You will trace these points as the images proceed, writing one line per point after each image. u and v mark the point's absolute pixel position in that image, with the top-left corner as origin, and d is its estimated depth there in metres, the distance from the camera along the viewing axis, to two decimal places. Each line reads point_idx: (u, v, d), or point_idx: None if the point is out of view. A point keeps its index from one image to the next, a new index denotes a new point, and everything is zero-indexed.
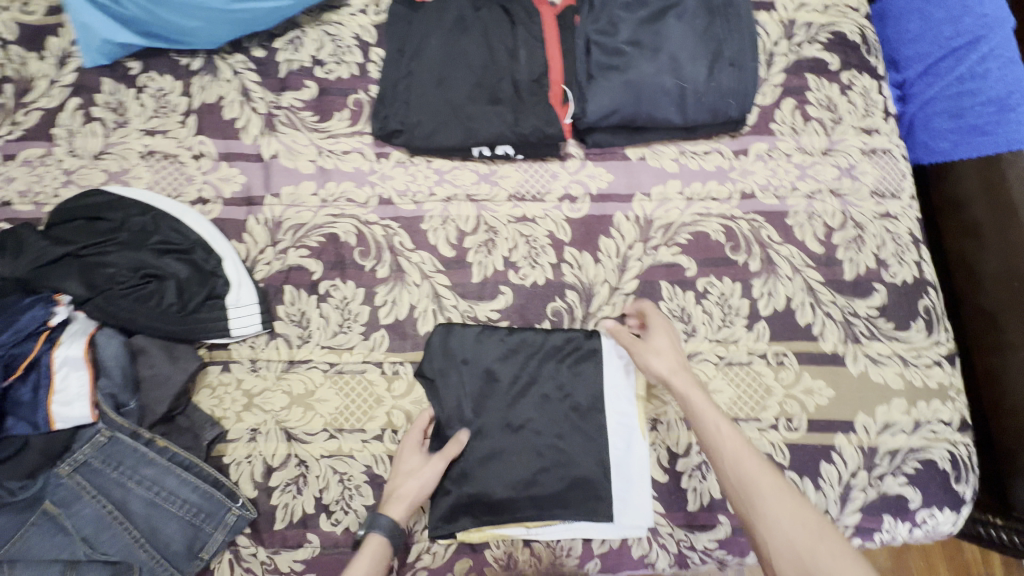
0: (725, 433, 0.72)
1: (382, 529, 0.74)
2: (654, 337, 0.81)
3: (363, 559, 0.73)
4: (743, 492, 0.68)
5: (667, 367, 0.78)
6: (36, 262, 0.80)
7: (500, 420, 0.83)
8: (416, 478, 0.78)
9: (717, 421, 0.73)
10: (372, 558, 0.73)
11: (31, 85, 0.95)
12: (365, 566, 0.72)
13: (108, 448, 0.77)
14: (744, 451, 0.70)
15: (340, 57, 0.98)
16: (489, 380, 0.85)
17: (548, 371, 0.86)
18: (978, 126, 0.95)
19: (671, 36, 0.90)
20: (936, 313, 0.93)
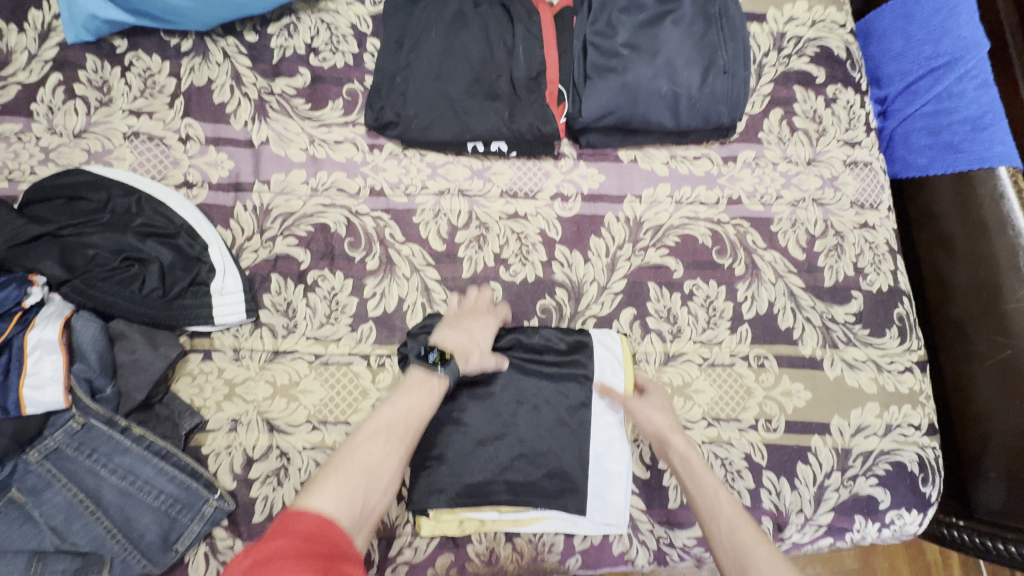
0: (720, 497, 0.72)
1: (450, 373, 0.74)
2: (646, 399, 0.84)
3: (434, 387, 0.73)
4: (732, 555, 0.67)
5: (667, 426, 0.81)
6: (10, 240, 0.77)
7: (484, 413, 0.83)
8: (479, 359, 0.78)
9: (709, 484, 0.74)
10: (438, 391, 0.73)
11: (9, 58, 0.92)
12: (434, 395, 0.72)
13: (81, 435, 0.74)
14: (735, 516, 0.70)
15: (335, 45, 0.97)
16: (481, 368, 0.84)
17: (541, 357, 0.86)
18: (954, 144, 1.00)
19: (668, 41, 0.91)
20: (909, 321, 0.97)
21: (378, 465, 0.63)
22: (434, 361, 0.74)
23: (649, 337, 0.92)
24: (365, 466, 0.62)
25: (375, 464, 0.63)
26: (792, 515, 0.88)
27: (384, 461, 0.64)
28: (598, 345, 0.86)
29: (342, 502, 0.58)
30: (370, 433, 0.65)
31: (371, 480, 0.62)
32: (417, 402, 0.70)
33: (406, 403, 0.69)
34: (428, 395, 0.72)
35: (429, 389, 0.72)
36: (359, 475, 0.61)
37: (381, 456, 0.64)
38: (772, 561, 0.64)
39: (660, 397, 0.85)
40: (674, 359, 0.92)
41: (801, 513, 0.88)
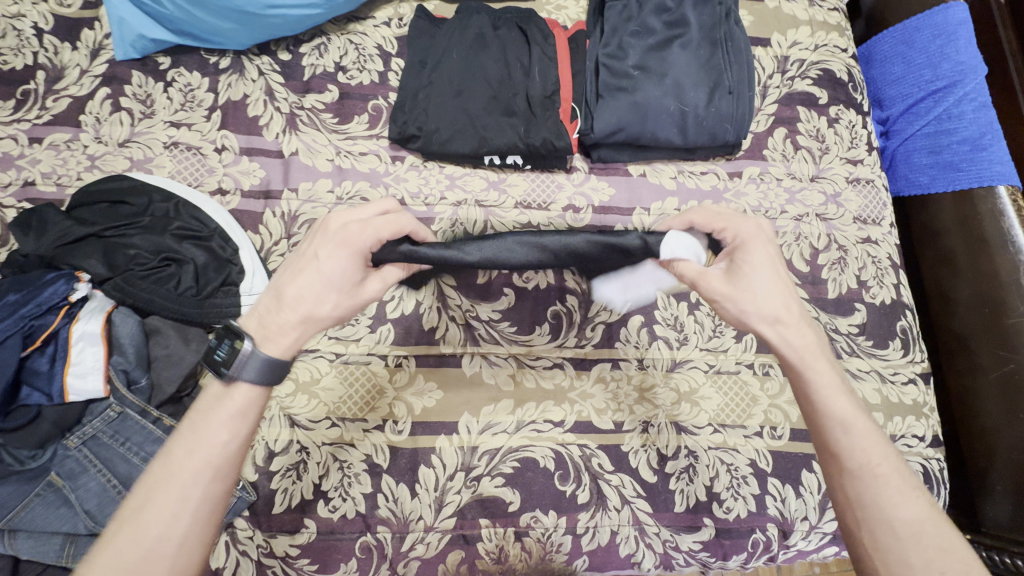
0: (842, 407, 0.64)
1: (263, 355, 0.60)
2: (739, 270, 0.67)
3: (229, 408, 0.60)
4: (853, 469, 0.62)
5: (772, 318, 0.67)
6: (59, 240, 0.83)
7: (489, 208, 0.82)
8: (333, 305, 0.63)
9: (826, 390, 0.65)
10: (235, 411, 0.60)
11: (62, 73, 0.99)
12: (224, 420, 0.60)
13: (117, 424, 0.78)
14: (860, 429, 0.63)
15: (363, 64, 1.04)
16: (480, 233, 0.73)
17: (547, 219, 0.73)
18: (954, 163, 1.03)
19: (676, 63, 0.96)
20: (912, 333, 0.99)
21: (155, 536, 0.55)
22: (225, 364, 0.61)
23: (657, 344, 0.95)
24: (138, 541, 0.55)
25: (153, 535, 0.55)
26: (797, 522, 0.90)
27: (165, 528, 0.55)
28: (678, 236, 0.69)
29: None
30: (141, 501, 0.56)
31: (140, 566, 0.54)
32: (203, 441, 0.58)
33: (191, 438, 0.59)
34: (214, 424, 0.59)
35: (218, 414, 0.60)
36: (138, 546, 0.54)
37: (158, 521, 0.55)
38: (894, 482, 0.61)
39: (757, 259, 0.67)
40: (680, 365, 0.95)
41: (805, 521, 0.90)
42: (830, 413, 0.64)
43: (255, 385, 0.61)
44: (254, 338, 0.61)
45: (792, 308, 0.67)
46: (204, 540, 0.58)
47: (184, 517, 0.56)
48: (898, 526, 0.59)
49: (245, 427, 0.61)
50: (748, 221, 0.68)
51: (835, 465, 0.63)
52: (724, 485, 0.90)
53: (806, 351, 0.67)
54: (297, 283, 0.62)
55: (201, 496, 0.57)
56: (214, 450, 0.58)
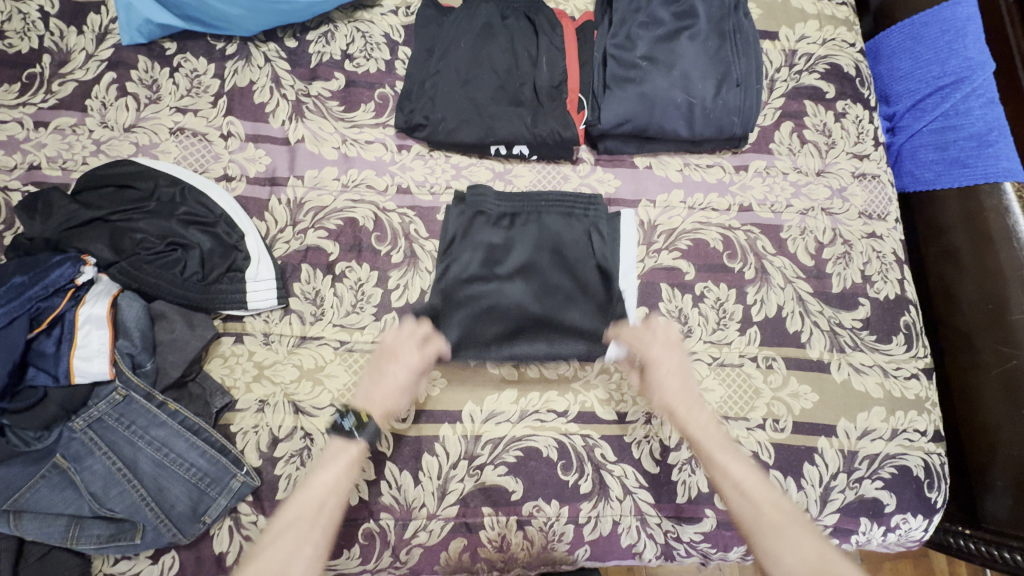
0: (731, 458, 0.81)
1: (369, 436, 0.80)
2: (659, 356, 0.87)
3: (343, 461, 0.79)
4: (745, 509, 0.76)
5: (674, 393, 0.85)
6: (65, 224, 0.83)
7: (529, 217, 0.94)
8: (405, 398, 0.85)
9: (717, 450, 0.82)
10: (346, 463, 0.79)
11: (68, 57, 0.99)
12: (337, 466, 0.79)
13: (122, 407, 0.78)
14: (746, 474, 0.79)
15: (369, 52, 1.03)
16: (492, 282, 0.90)
17: (534, 304, 0.89)
18: (960, 159, 1.03)
19: (684, 55, 0.96)
20: (916, 329, 0.99)
21: (285, 558, 0.70)
22: (347, 424, 0.81)
23: None
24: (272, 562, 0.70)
25: (283, 554, 0.71)
26: None
27: (295, 548, 0.71)
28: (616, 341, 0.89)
29: None
30: (285, 526, 0.74)
31: None
32: (319, 479, 0.77)
33: (319, 479, 0.77)
34: (330, 469, 0.78)
35: (332, 462, 0.79)
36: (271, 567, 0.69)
37: (286, 543, 0.72)
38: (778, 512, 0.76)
39: (662, 350, 0.88)
40: None
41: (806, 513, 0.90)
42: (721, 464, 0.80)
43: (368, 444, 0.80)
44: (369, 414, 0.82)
45: (684, 401, 0.85)
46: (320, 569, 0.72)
47: (312, 542, 0.73)
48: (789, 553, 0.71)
49: (350, 478, 0.79)
50: (656, 342, 0.88)
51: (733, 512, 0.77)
52: None
53: (699, 415, 0.84)
54: (377, 393, 0.83)
55: (324, 528, 0.74)
56: (333, 489, 0.77)
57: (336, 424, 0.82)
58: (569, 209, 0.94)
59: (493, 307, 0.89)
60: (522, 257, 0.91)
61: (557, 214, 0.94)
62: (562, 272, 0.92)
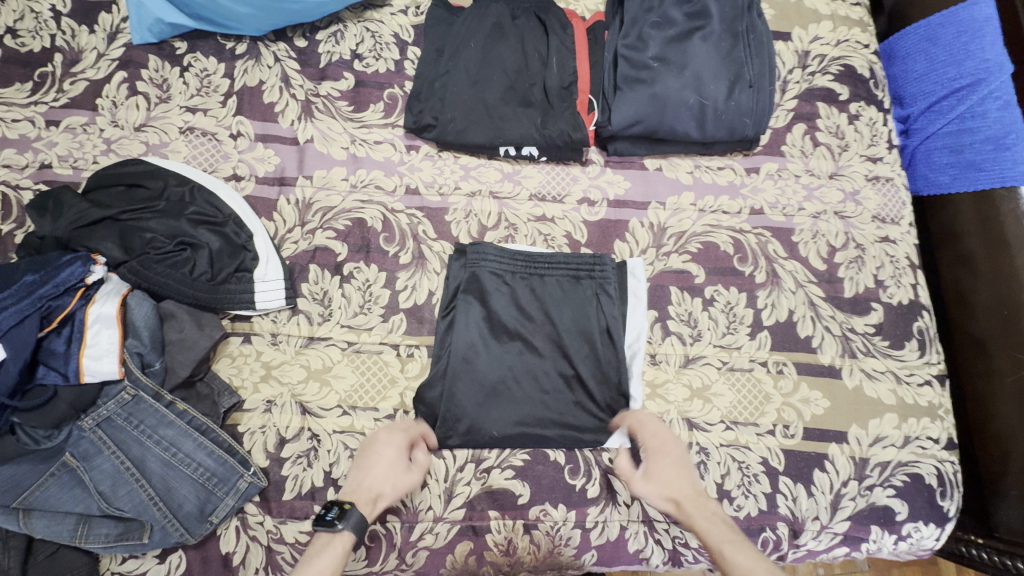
0: (739, 552, 0.71)
1: (353, 524, 0.73)
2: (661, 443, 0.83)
3: (331, 553, 0.71)
4: None
5: (673, 485, 0.80)
6: (76, 223, 0.84)
7: (533, 284, 0.91)
8: (394, 485, 0.80)
9: (723, 539, 0.73)
10: (334, 556, 0.71)
11: (79, 56, 0.99)
12: (327, 559, 0.70)
13: (131, 406, 0.79)
14: (760, 574, 0.69)
15: (379, 52, 1.03)
16: (505, 357, 0.87)
17: (545, 375, 0.87)
18: (975, 162, 1.01)
19: (696, 56, 0.95)
20: (929, 334, 0.98)
21: None
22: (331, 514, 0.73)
23: (670, 340, 0.94)
24: None
25: None
26: (808, 522, 0.89)
27: None
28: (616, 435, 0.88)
29: None
30: None
31: None
32: (312, 574, 0.69)
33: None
34: (318, 564, 0.69)
35: (320, 556, 0.71)
36: None
37: None
38: None
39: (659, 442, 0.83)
40: (693, 361, 0.94)
41: (816, 520, 0.89)
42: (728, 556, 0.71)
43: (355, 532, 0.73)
44: (353, 501, 0.77)
45: (686, 494, 0.79)
46: None
47: None
48: None
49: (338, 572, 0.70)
50: (654, 431, 0.84)
51: None
52: (735, 483, 0.89)
53: (701, 506, 0.78)
54: (364, 476, 0.80)
55: None
56: None
57: (320, 517, 0.73)
58: (575, 271, 0.91)
59: (504, 378, 0.86)
60: (529, 328, 0.88)
61: (561, 277, 0.91)
62: (574, 341, 0.88)
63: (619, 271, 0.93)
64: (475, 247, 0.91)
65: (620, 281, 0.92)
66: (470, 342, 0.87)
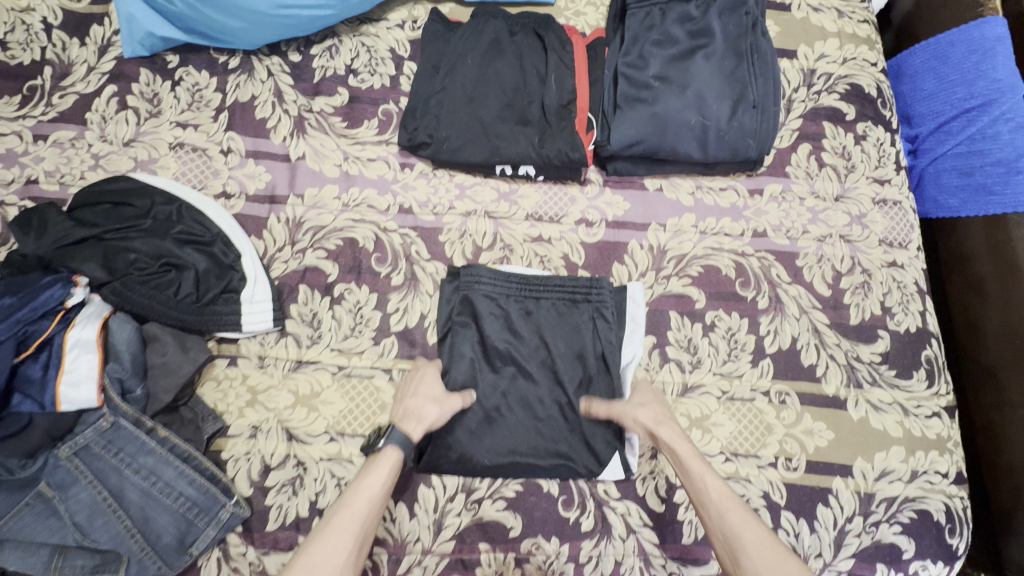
0: (712, 485, 0.76)
1: (398, 441, 0.76)
2: (633, 401, 0.84)
3: (379, 466, 0.74)
4: (723, 538, 0.73)
5: (654, 420, 0.81)
6: (58, 242, 0.81)
7: (528, 307, 0.88)
8: (438, 406, 0.80)
9: (698, 472, 0.77)
10: (384, 470, 0.74)
11: (69, 69, 0.97)
12: (381, 472, 0.74)
13: (110, 434, 0.76)
14: (727, 504, 0.75)
15: (374, 67, 1.01)
16: (498, 384, 0.85)
17: (539, 403, 0.85)
18: (987, 186, 0.98)
19: (699, 75, 0.92)
20: (938, 364, 0.95)
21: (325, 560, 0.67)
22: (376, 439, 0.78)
23: (668, 367, 0.91)
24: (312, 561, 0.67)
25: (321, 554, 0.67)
26: (811, 560, 0.85)
27: (330, 550, 0.68)
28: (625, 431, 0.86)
29: None
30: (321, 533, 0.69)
31: None
32: (368, 484, 0.73)
33: (357, 488, 0.73)
34: (371, 475, 0.74)
35: (372, 470, 0.75)
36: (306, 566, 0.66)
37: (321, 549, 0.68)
38: (761, 542, 0.71)
39: (645, 394, 0.86)
40: (693, 390, 0.91)
41: (819, 558, 0.85)
42: (695, 478, 0.77)
43: (400, 449, 0.76)
44: (395, 423, 0.79)
45: (665, 431, 0.80)
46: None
47: (347, 549, 0.68)
48: None
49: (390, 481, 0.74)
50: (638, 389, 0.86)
51: (715, 539, 0.74)
52: None
53: (676, 439, 0.80)
54: (407, 399, 0.81)
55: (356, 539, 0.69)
56: (374, 494, 0.73)
57: (369, 445, 0.78)
58: (570, 296, 0.88)
59: (497, 402, 0.85)
60: (523, 353, 0.86)
61: (557, 301, 0.88)
62: (569, 368, 0.86)
63: (618, 295, 0.90)
64: (468, 270, 0.88)
65: (619, 305, 0.89)
66: (462, 369, 0.85)
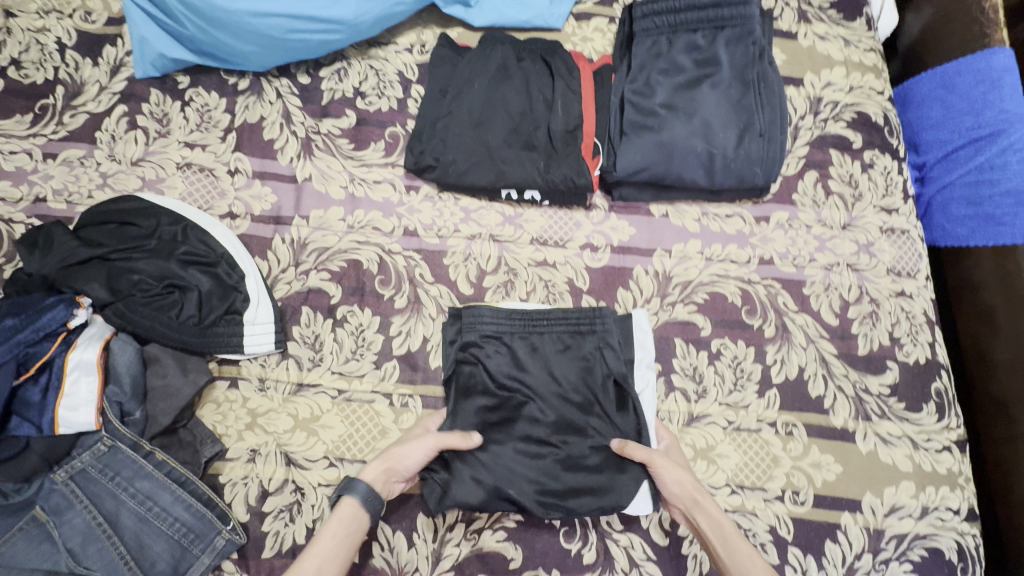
0: (755, 563, 0.73)
1: (353, 488, 0.74)
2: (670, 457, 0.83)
3: (336, 520, 0.73)
4: None
5: (695, 486, 0.79)
6: (63, 261, 0.82)
7: (533, 343, 0.86)
8: (402, 446, 0.79)
9: (742, 549, 0.74)
10: (343, 524, 0.73)
11: (81, 89, 0.98)
12: (339, 528, 0.73)
13: (107, 457, 0.76)
14: None
15: (382, 90, 1.02)
16: (508, 413, 0.84)
17: (558, 435, 0.83)
18: (995, 216, 0.97)
19: (705, 103, 0.93)
20: (948, 397, 0.93)
21: None
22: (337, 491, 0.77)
23: (673, 396, 0.90)
24: None
25: None
26: None
27: None
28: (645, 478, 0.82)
29: None
30: None
31: None
32: (324, 540, 0.71)
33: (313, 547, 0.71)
34: (329, 531, 0.72)
35: (331, 525, 0.73)
36: None
37: None
38: None
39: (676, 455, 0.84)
40: (698, 420, 0.89)
41: None
42: (737, 554, 0.74)
43: (359, 502, 0.74)
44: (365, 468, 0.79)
45: (709, 500, 0.78)
46: None
47: None
48: None
49: (347, 538, 0.72)
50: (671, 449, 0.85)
51: None
52: None
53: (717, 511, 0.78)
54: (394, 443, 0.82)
55: None
56: (329, 552, 0.70)
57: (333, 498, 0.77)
58: (575, 327, 0.87)
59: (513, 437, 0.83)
60: (532, 385, 0.84)
61: (562, 334, 0.87)
62: (580, 399, 0.84)
63: (623, 322, 0.88)
64: (469, 310, 0.86)
65: (624, 331, 0.88)
66: (475, 399, 0.84)
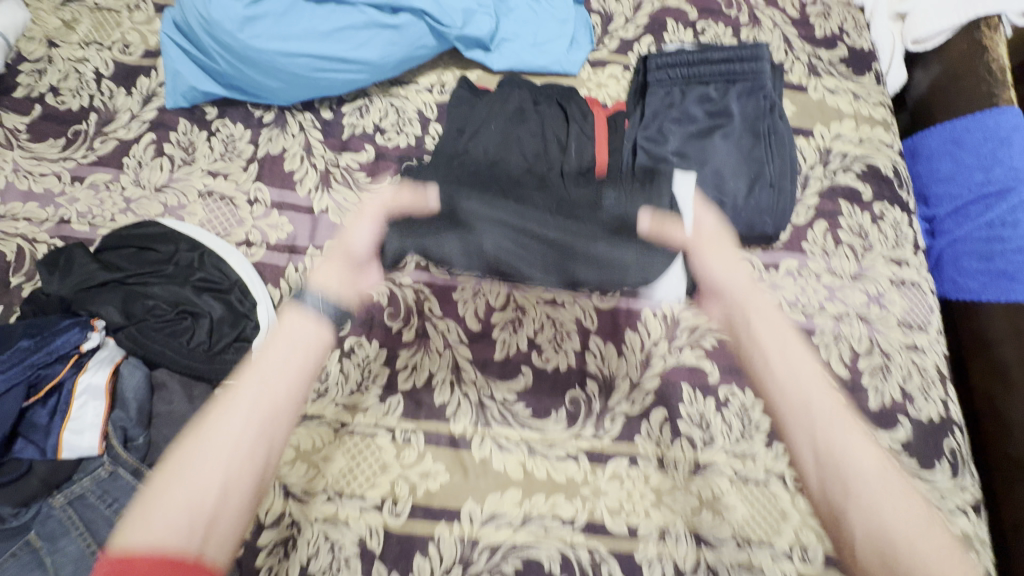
0: (816, 387, 0.65)
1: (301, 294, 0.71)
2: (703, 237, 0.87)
3: (284, 333, 0.66)
4: (825, 458, 0.61)
5: (739, 290, 0.80)
6: (82, 283, 0.84)
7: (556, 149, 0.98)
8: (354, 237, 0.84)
9: (796, 368, 0.68)
10: (294, 333, 0.66)
11: (113, 116, 1.02)
12: (289, 339, 0.66)
13: (106, 483, 0.75)
14: (834, 411, 0.63)
15: (401, 127, 1.05)
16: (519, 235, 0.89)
17: (570, 208, 0.90)
18: (1007, 271, 0.96)
19: (717, 153, 0.94)
20: (962, 456, 0.91)
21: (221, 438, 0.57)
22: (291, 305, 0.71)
23: (679, 443, 0.89)
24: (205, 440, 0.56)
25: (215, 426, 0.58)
26: None
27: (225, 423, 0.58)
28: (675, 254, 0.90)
29: (172, 477, 0.54)
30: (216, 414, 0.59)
31: (201, 465, 0.55)
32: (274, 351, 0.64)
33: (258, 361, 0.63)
34: (278, 346, 0.65)
35: (284, 335, 0.66)
36: (196, 441, 0.57)
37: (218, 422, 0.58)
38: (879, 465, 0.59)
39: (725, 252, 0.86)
40: (704, 468, 0.87)
41: None
42: (791, 377, 0.67)
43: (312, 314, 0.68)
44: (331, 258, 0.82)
45: (760, 312, 0.76)
46: (257, 459, 0.58)
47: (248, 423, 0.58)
48: (880, 515, 0.56)
49: (300, 355, 0.65)
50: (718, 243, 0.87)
51: (807, 459, 0.63)
52: None
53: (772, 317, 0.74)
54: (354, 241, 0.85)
55: (256, 417, 0.59)
56: (278, 362, 0.63)
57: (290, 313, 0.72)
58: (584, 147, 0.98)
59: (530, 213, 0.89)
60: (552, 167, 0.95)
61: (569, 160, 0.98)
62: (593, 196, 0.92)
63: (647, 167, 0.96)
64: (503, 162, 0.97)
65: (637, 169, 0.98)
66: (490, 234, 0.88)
